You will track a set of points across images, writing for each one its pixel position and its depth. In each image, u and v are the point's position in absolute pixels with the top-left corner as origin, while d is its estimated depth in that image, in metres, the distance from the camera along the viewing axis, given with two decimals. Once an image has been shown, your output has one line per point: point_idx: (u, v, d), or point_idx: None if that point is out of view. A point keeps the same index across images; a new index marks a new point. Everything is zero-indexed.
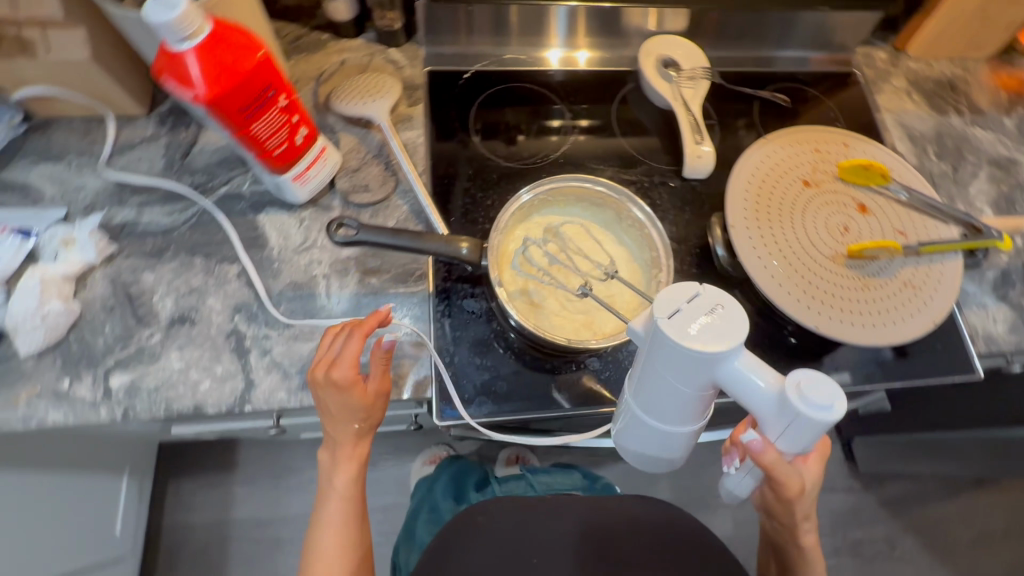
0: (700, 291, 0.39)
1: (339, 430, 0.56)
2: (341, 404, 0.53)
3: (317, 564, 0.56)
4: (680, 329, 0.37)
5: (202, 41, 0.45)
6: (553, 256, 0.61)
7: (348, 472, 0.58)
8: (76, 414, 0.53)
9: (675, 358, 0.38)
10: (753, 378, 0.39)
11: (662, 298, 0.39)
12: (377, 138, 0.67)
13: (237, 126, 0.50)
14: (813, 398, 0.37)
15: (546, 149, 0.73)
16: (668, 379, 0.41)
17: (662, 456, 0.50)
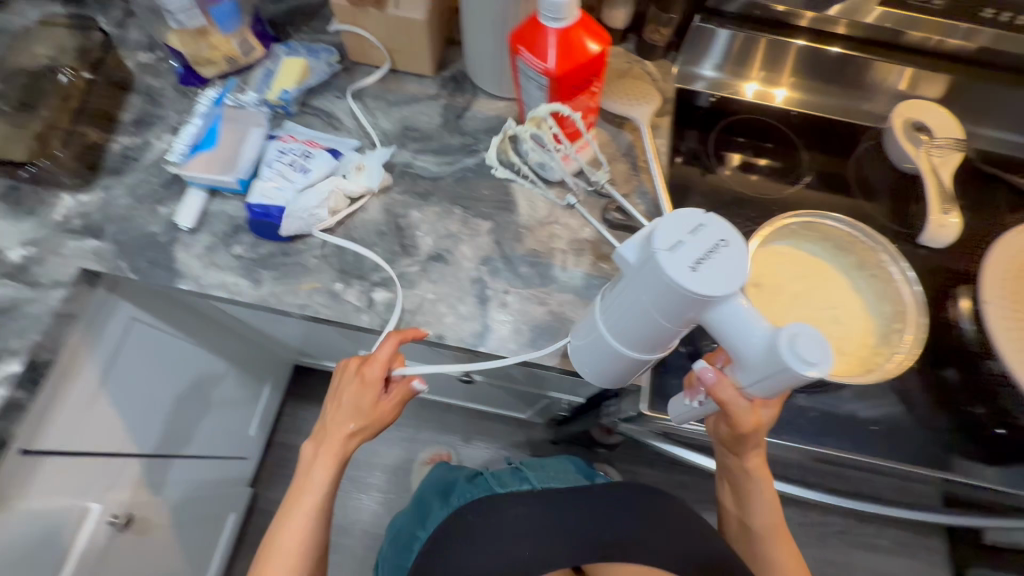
0: (709, 222, 0.39)
1: (336, 427, 0.58)
2: (354, 404, 0.57)
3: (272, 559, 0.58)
4: (693, 257, 0.38)
5: (570, 25, 0.50)
6: (788, 288, 0.62)
7: (326, 473, 0.59)
8: (343, 315, 0.61)
9: (657, 276, 0.39)
10: (749, 322, 0.40)
11: (676, 220, 0.39)
12: (627, 139, 0.71)
13: (559, 103, 0.55)
14: (800, 354, 0.37)
15: (780, 184, 0.74)
16: (656, 302, 0.41)
17: (598, 360, 0.52)
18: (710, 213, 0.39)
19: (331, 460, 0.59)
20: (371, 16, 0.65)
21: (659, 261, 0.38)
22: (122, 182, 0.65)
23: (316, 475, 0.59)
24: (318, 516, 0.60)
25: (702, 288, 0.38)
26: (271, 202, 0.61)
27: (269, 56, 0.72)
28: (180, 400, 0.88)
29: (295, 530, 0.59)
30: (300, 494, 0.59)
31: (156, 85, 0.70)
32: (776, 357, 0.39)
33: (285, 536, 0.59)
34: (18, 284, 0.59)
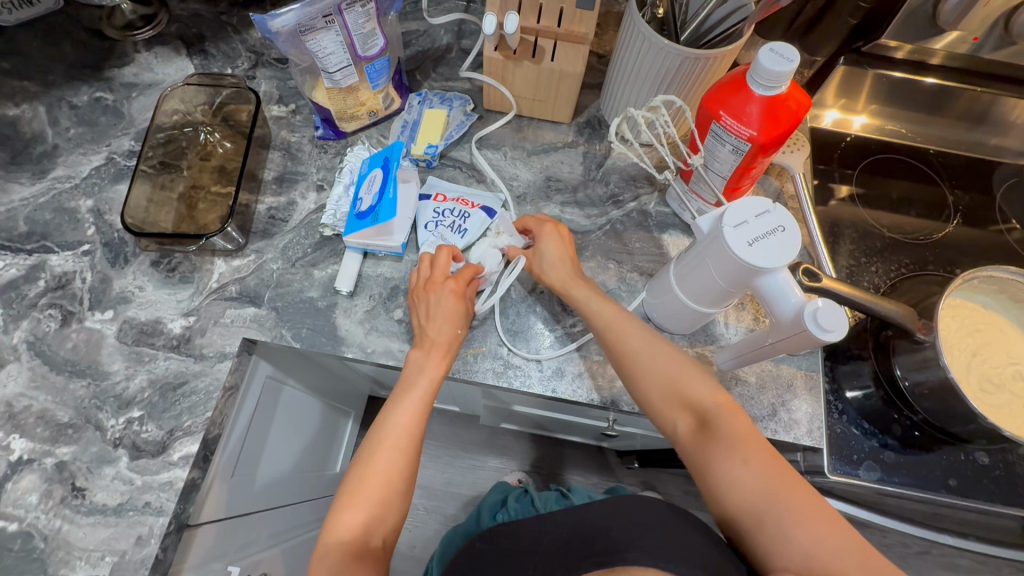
0: (773, 209, 0.44)
1: (441, 332, 0.55)
2: (454, 307, 0.56)
3: (352, 496, 0.52)
4: (743, 232, 0.44)
5: (781, 92, 0.48)
6: (965, 344, 0.60)
7: (439, 371, 0.55)
8: (511, 380, 0.59)
9: (718, 250, 0.45)
10: (779, 291, 0.44)
11: (747, 206, 0.44)
12: (773, 185, 0.69)
13: (750, 164, 0.54)
14: (822, 323, 0.41)
15: (927, 228, 0.72)
16: (713, 267, 0.47)
17: (680, 318, 0.57)
18: (777, 203, 0.44)
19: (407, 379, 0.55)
20: (524, 69, 0.63)
21: (722, 237, 0.44)
22: (272, 245, 0.63)
23: (397, 416, 0.54)
24: (399, 446, 0.53)
25: (757, 264, 0.43)
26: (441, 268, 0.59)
27: (404, 106, 0.71)
28: (292, 450, 0.86)
29: (381, 474, 0.52)
30: (385, 436, 0.53)
31: (293, 140, 0.69)
32: (798, 325, 0.43)
33: (369, 482, 0.52)
34: (182, 357, 0.57)
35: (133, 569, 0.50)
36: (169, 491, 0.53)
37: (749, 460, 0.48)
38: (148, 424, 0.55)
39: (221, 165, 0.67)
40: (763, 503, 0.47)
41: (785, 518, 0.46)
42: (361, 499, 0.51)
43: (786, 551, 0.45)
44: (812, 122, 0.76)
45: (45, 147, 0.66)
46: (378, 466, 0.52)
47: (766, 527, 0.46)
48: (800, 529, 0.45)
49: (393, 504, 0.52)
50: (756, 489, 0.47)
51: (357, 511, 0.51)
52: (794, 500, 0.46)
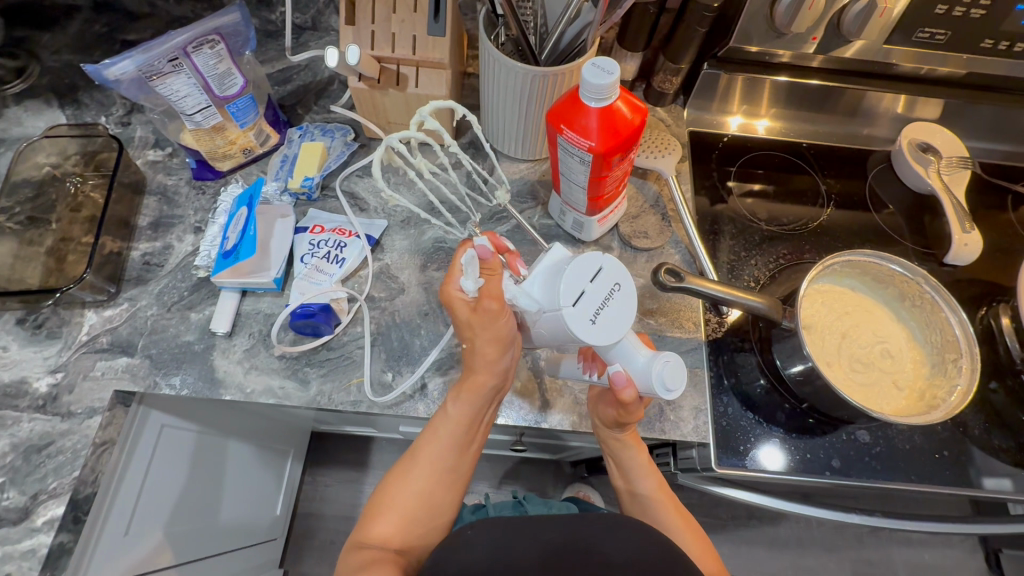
0: (603, 268, 0.45)
1: (475, 367, 0.52)
2: (495, 338, 0.50)
3: (387, 510, 0.54)
4: (585, 307, 0.44)
5: (613, 102, 0.50)
6: (835, 327, 0.62)
7: (464, 408, 0.54)
8: (396, 406, 0.59)
9: (560, 323, 0.45)
10: (626, 351, 0.49)
11: (578, 271, 0.44)
12: (653, 189, 0.72)
13: (601, 173, 0.55)
14: (670, 380, 0.47)
15: (803, 218, 0.75)
16: (555, 334, 0.48)
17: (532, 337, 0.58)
18: (604, 258, 0.46)
19: (468, 395, 0.53)
20: (391, 96, 0.64)
21: (567, 318, 0.44)
22: (147, 292, 0.62)
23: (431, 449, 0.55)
24: (432, 487, 0.55)
25: (604, 340, 0.45)
26: (311, 300, 0.60)
27: (284, 142, 0.71)
28: (211, 497, 0.83)
29: (420, 488, 0.54)
30: (418, 463, 0.55)
31: (169, 184, 0.68)
32: (648, 383, 0.48)
33: (397, 500, 0.54)
34: (48, 417, 0.56)
35: None
36: (32, 560, 0.51)
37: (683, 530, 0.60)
38: (9, 491, 0.52)
39: (93, 215, 0.66)
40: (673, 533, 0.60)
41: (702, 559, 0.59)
42: (391, 511, 0.54)
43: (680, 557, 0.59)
44: (714, 129, 0.80)
45: None
46: (410, 485, 0.55)
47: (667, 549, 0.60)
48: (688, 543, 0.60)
49: (420, 532, 0.54)
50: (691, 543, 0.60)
51: (390, 517, 0.53)
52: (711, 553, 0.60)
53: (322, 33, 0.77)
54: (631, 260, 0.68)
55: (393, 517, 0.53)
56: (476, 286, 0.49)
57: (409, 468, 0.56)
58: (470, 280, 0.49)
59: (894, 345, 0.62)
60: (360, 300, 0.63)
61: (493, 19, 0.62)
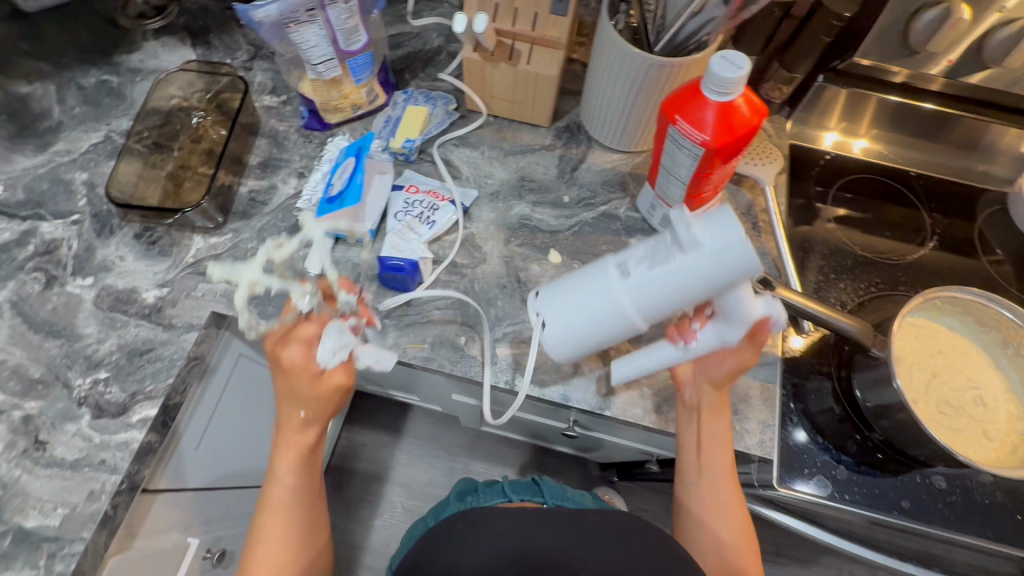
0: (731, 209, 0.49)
1: (285, 412, 0.56)
2: (328, 371, 0.54)
3: (257, 552, 0.56)
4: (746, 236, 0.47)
5: (734, 99, 0.49)
6: (926, 364, 0.59)
7: (289, 450, 0.57)
8: (465, 369, 0.60)
9: (735, 260, 0.46)
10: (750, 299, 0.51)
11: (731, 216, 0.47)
12: (746, 198, 0.70)
13: (707, 170, 0.54)
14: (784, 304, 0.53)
15: (899, 249, 0.72)
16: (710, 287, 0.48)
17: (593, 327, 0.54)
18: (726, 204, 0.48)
19: (289, 440, 0.57)
20: (501, 70, 0.66)
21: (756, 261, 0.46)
22: (250, 226, 0.66)
23: (279, 473, 0.57)
24: (300, 509, 0.57)
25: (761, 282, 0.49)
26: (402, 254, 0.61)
27: (388, 103, 0.73)
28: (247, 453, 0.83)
29: (284, 522, 0.56)
30: (274, 497, 0.57)
31: (280, 129, 0.72)
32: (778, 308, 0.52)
33: (274, 520, 0.56)
34: (152, 326, 0.60)
35: (82, 522, 0.52)
36: (124, 452, 0.55)
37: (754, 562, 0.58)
38: (112, 386, 0.57)
39: (210, 148, 0.70)
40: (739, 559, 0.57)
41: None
42: (262, 551, 0.56)
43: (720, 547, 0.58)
44: (815, 146, 0.77)
45: (49, 123, 0.71)
46: (278, 523, 0.56)
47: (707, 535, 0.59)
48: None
49: (298, 542, 0.57)
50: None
51: (273, 548, 0.56)
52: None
53: (437, 3, 0.79)
54: None
55: (269, 549, 0.56)
56: (336, 354, 0.54)
57: (261, 524, 0.57)
58: (328, 346, 0.53)
59: (989, 394, 0.58)
60: (446, 262, 0.65)
61: (615, 5, 0.62)
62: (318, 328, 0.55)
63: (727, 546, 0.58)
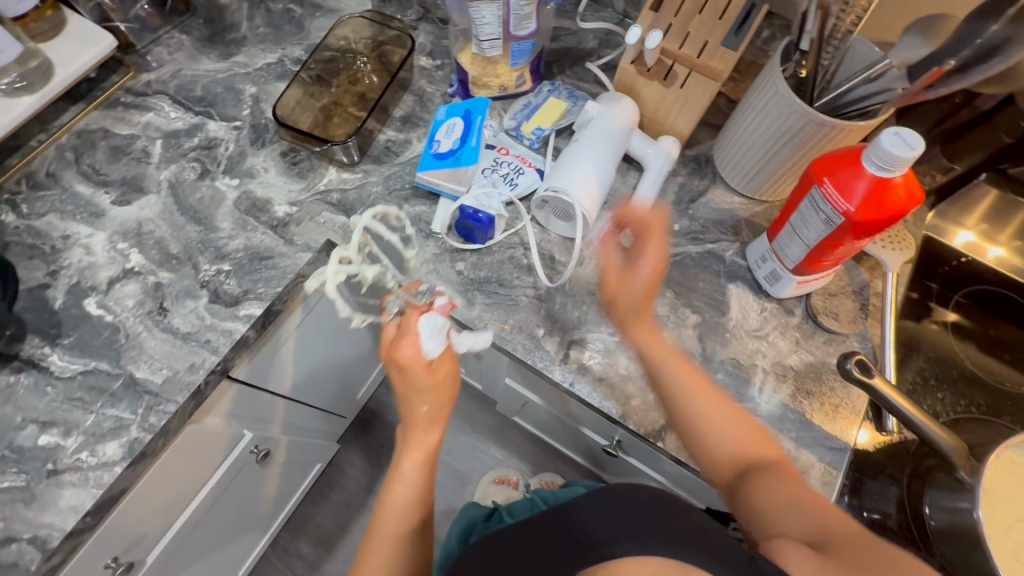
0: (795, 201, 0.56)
1: (413, 410, 0.58)
2: (443, 382, 0.58)
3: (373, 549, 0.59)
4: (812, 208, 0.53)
5: (894, 177, 0.48)
6: (1013, 503, 0.55)
7: (414, 463, 0.59)
8: (535, 360, 0.62)
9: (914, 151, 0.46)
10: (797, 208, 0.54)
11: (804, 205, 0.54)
12: (862, 276, 0.68)
13: (838, 239, 0.53)
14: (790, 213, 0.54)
15: (1014, 378, 0.67)
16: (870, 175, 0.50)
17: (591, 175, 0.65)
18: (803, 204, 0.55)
19: (422, 455, 0.60)
20: (652, 88, 0.67)
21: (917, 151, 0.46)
22: (379, 171, 0.71)
23: (409, 459, 0.59)
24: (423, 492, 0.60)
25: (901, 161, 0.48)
26: (484, 207, 0.65)
27: (532, 91, 0.76)
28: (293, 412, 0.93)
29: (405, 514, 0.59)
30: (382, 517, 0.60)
31: (428, 90, 0.76)
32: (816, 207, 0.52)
33: (391, 521, 0.59)
34: (276, 237, 0.66)
35: (180, 388, 0.58)
36: (227, 338, 0.61)
37: (748, 435, 0.54)
38: (231, 279, 0.64)
39: (363, 93, 0.76)
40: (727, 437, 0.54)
41: (844, 534, 0.43)
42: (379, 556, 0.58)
43: (778, 504, 0.48)
44: (953, 244, 0.70)
45: (235, 36, 0.79)
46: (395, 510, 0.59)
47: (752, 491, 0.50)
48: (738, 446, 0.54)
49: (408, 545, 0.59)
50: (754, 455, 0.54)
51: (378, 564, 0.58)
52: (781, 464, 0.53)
53: (603, 7, 0.80)
54: (808, 334, 0.65)
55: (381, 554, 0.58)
56: (434, 348, 0.57)
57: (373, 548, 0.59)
58: (431, 342, 0.57)
59: None
60: (517, 226, 0.68)
61: (789, 51, 0.61)
62: (416, 313, 0.58)
63: (711, 420, 0.55)
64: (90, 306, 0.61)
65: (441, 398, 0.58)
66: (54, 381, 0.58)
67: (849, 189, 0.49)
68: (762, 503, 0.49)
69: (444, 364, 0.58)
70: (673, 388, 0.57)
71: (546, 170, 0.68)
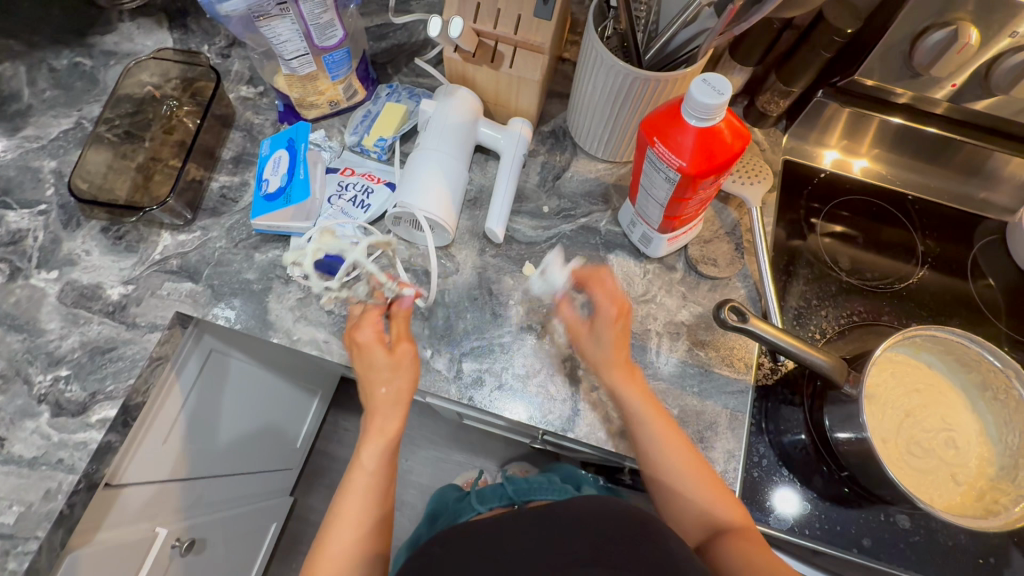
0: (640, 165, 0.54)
1: (374, 397, 0.56)
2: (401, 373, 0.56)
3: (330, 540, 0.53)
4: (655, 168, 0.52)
5: (716, 124, 0.47)
6: (898, 403, 0.57)
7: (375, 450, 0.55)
8: (428, 384, 0.59)
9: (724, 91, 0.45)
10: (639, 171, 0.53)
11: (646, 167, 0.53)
12: (732, 216, 0.68)
13: (685, 195, 0.52)
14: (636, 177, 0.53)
15: (889, 276, 0.69)
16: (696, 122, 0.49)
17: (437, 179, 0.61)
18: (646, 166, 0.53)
19: (375, 439, 0.55)
20: (483, 72, 0.63)
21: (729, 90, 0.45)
22: (219, 224, 0.65)
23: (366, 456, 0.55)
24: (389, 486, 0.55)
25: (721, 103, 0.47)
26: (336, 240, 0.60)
27: (369, 99, 0.71)
28: (214, 486, 0.86)
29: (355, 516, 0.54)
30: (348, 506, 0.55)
31: (256, 122, 0.70)
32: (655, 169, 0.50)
33: (351, 502, 0.54)
34: (115, 324, 0.59)
35: (38, 520, 0.52)
36: (82, 451, 0.55)
37: (721, 501, 0.53)
38: (73, 384, 0.57)
39: (182, 140, 0.68)
40: (704, 498, 0.53)
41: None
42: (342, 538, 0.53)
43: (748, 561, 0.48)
44: (810, 161, 0.74)
45: (18, 106, 0.69)
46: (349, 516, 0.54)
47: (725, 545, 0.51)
48: (708, 512, 0.53)
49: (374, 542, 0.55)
50: (724, 520, 0.52)
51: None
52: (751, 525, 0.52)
53: None
54: (692, 286, 0.65)
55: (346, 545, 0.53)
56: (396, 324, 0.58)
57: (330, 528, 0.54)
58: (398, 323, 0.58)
59: (960, 437, 0.56)
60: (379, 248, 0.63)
61: (604, 10, 0.60)
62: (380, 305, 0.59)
63: (688, 484, 0.54)
64: None
65: (398, 379, 0.55)
66: None
67: (676, 147, 0.48)
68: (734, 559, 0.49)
69: (398, 333, 0.57)
70: (647, 431, 0.55)
71: (395, 182, 0.64)
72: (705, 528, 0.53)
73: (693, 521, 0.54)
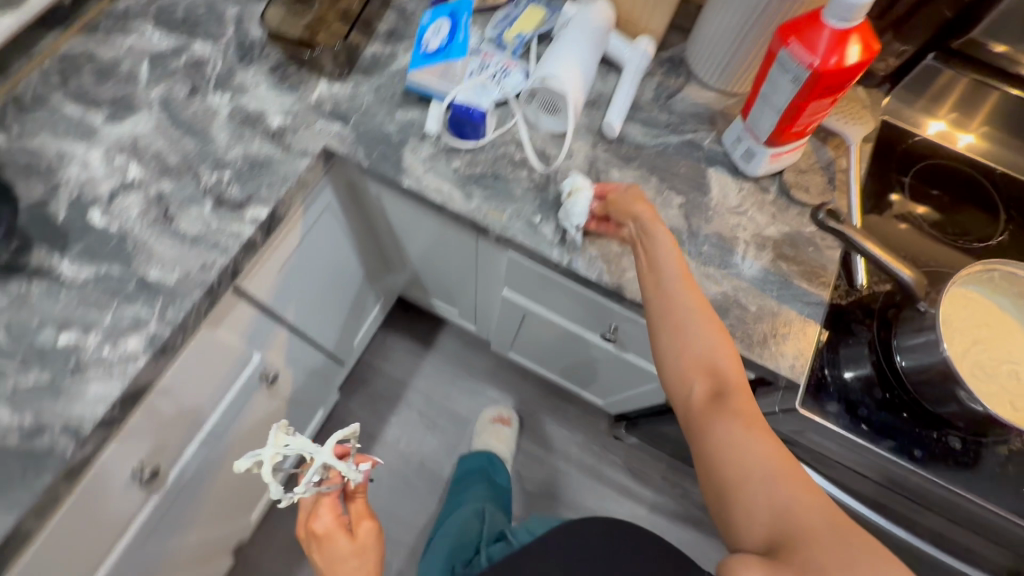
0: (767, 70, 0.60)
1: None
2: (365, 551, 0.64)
3: None
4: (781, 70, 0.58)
5: (851, 28, 0.53)
6: (968, 329, 0.61)
7: None
8: (534, 244, 0.66)
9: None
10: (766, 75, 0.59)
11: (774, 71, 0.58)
12: (828, 154, 0.74)
13: (805, 97, 0.57)
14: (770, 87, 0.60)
15: (975, 235, 0.72)
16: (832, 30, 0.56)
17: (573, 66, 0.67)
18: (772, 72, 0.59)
19: None
20: None
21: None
22: (369, 82, 0.73)
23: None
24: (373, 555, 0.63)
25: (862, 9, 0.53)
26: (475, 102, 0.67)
27: (510, 3, 0.78)
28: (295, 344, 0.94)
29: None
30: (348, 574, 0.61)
31: (409, 6, 0.78)
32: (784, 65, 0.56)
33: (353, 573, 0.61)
34: (274, 146, 0.68)
35: (194, 285, 0.60)
36: (235, 239, 0.63)
37: (788, 483, 0.47)
38: (234, 185, 0.65)
39: (346, 10, 0.73)
40: (756, 478, 0.48)
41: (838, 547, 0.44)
42: None
43: (771, 513, 0.46)
44: (911, 127, 0.78)
45: None
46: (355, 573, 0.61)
47: (750, 493, 0.47)
48: (776, 502, 0.47)
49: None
50: (793, 513, 0.46)
51: None
52: (836, 524, 0.45)
53: None
54: (782, 208, 0.71)
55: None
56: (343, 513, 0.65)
57: None
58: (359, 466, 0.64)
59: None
60: (507, 125, 0.71)
61: None
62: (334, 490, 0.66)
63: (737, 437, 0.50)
64: (95, 217, 0.62)
65: (364, 561, 0.63)
66: (67, 286, 0.59)
67: (810, 44, 0.54)
68: (755, 507, 0.47)
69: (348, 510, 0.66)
70: (697, 349, 0.55)
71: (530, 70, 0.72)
72: (776, 532, 0.46)
73: (757, 513, 0.47)
